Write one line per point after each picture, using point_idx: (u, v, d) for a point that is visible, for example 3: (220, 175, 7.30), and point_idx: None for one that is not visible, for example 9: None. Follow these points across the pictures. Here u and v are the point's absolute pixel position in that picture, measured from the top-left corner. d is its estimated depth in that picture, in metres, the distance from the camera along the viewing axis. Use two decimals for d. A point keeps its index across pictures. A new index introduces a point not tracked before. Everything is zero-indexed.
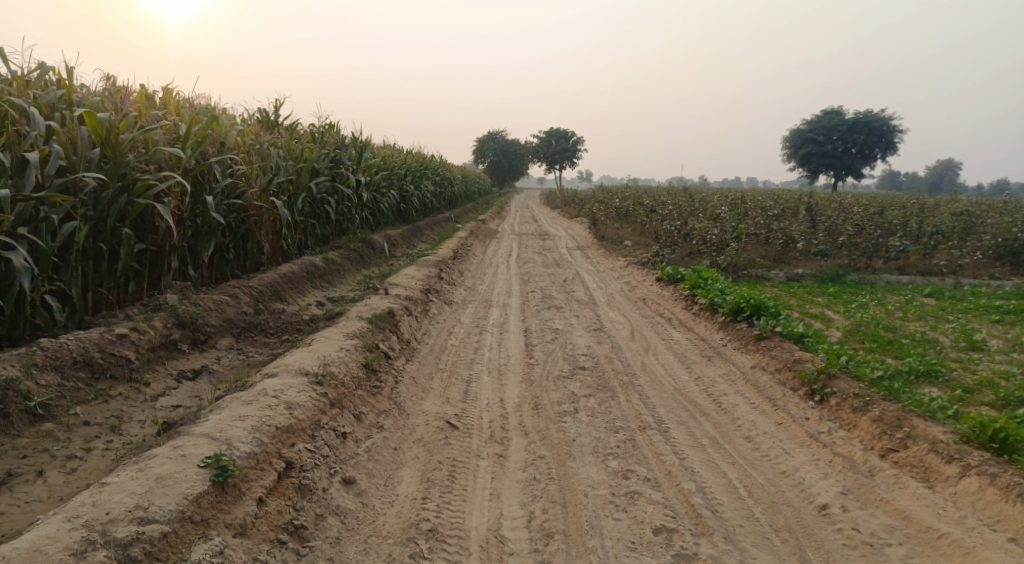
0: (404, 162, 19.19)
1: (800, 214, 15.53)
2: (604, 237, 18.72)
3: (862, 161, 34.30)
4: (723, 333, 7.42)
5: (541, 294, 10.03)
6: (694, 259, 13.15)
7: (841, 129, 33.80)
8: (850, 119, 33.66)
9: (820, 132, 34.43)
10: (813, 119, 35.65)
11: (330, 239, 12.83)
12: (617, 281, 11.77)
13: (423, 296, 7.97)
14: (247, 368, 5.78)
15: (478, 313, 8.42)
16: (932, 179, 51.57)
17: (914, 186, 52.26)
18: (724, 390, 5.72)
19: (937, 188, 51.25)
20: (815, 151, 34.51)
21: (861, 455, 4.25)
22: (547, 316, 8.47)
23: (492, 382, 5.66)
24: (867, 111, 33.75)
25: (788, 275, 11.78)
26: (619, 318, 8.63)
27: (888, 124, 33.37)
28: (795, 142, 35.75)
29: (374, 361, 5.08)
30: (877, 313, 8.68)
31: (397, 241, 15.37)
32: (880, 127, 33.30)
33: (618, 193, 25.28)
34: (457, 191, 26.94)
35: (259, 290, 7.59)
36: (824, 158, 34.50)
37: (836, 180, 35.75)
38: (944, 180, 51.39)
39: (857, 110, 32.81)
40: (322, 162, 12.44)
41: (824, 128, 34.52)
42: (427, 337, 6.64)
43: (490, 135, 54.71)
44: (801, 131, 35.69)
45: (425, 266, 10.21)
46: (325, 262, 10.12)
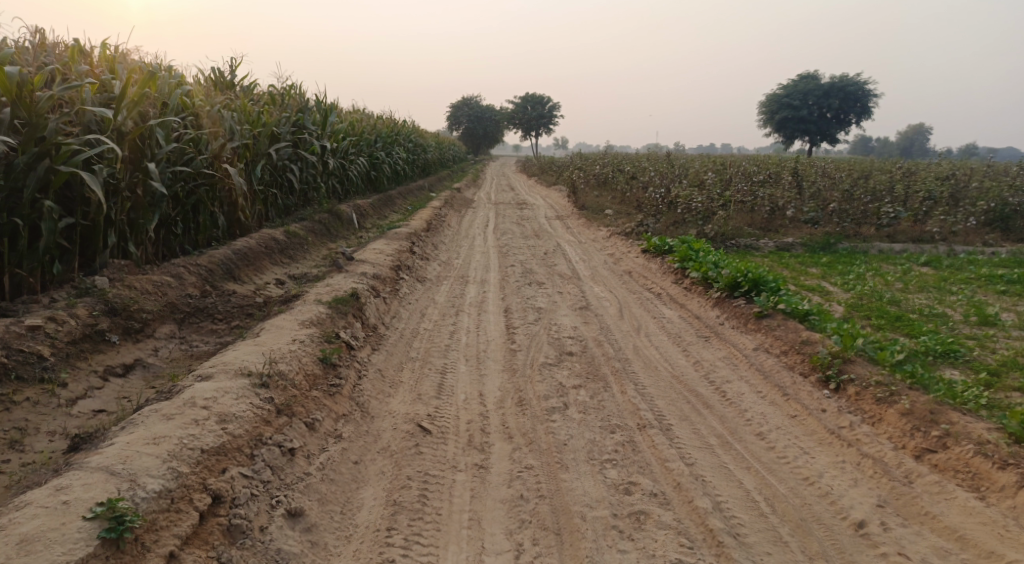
0: (374, 128, 18.17)
1: (787, 180, 14.99)
2: (584, 206, 18.04)
3: (840, 125, 33.91)
4: (720, 310, 6.86)
5: (521, 269, 9.37)
6: (679, 229, 12.57)
7: (818, 94, 33.31)
8: (826, 84, 33.17)
9: (798, 97, 33.87)
10: (791, 84, 35.08)
11: (294, 210, 11.96)
12: (600, 252, 11.15)
13: (392, 274, 7.25)
14: (191, 361, 5.05)
15: (454, 291, 7.74)
16: (904, 144, 51.61)
17: (890, 151, 52.24)
18: (728, 377, 5.16)
19: (908, 153, 51.34)
20: (791, 117, 34.04)
21: (893, 457, 3.74)
22: (528, 293, 7.83)
23: (470, 373, 5.03)
24: (846, 74, 33.22)
25: (778, 245, 11.27)
26: (606, 294, 8.04)
27: (864, 89, 32.96)
28: (773, 106, 35.18)
29: (333, 354, 4.40)
30: (877, 284, 8.19)
31: (366, 212, 14.52)
32: (858, 91, 32.85)
33: (596, 159, 24.51)
34: (431, 157, 25.93)
35: (208, 269, 6.80)
36: (801, 123, 34.07)
37: (812, 146, 35.40)
38: (916, 145, 51.46)
39: (835, 75, 32.28)
40: (281, 127, 11.48)
41: (801, 93, 33.99)
42: (397, 320, 5.96)
43: (464, 101, 53.29)
44: (779, 96, 35.09)
45: (396, 239, 9.46)
46: (286, 235, 9.31)
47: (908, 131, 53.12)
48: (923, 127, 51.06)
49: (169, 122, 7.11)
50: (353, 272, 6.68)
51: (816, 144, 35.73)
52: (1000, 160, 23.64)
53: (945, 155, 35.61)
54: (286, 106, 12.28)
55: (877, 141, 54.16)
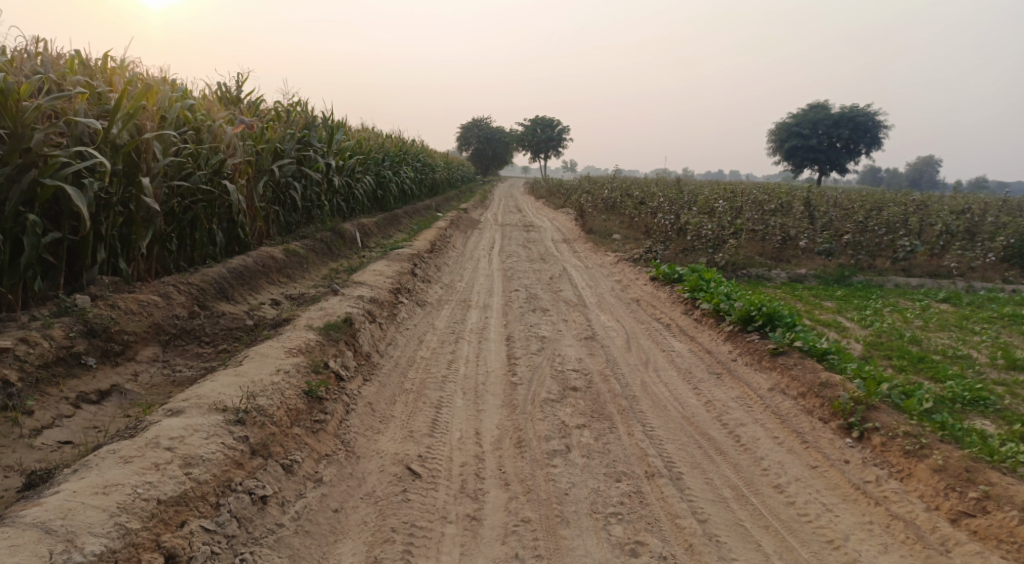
0: (381, 146, 18.05)
1: (800, 209, 14.69)
2: (591, 230, 17.79)
3: (849, 155, 33.72)
4: (732, 345, 6.54)
5: (525, 294, 9.09)
6: (688, 256, 12.30)
7: (827, 124, 33.17)
8: (836, 114, 33.06)
9: (807, 126, 33.75)
10: (800, 113, 34.99)
11: (296, 227, 11.75)
12: (607, 279, 10.87)
13: (391, 297, 6.98)
14: (172, 387, 4.78)
15: (455, 316, 7.47)
16: (913, 176, 51.37)
17: (899, 182, 51.96)
18: (742, 419, 4.84)
19: (917, 184, 51.08)
20: (801, 146, 33.88)
21: (926, 520, 3.43)
22: (532, 320, 7.54)
23: (467, 407, 4.73)
24: (856, 105, 33.12)
25: (790, 276, 10.95)
26: (613, 324, 7.75)
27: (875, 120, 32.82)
28: (782, 134, 35.05)
29: (320, 386, 4.12)
30: (896, 321, 7.87)
31: (371, 231, 14.31)
32: (868, 122, 32.71)
33: (605, 183, 24.32)
34: (438, 177, 25.83)
35: (200, 287, 6.56)
36: (810, 152, 33.90)
37: (821, 175, 35.20)
38: (925, 177, 51.20)
39: (845, 105, 32.17)
40: (286, 144, 11.31)
41: (810, 122, 33.87)
42: (393, 348, 5.68)
43: (474, 123, 53.53)
44: (788, 125, 34.97)
45: (398, 260, 9.22)
46: (285, 254, 9.09)
47: (917, 163, 52.86)
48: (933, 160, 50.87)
49: (167, 134, 6.95)
50: (349, 295, 6.42)
51: (825, 173, 35.53)
52: (1012, 195, 23.35)
53: (956, 188, 35.31)
54: (292, 123, 12.13)
55: (888, 171, 53.93)
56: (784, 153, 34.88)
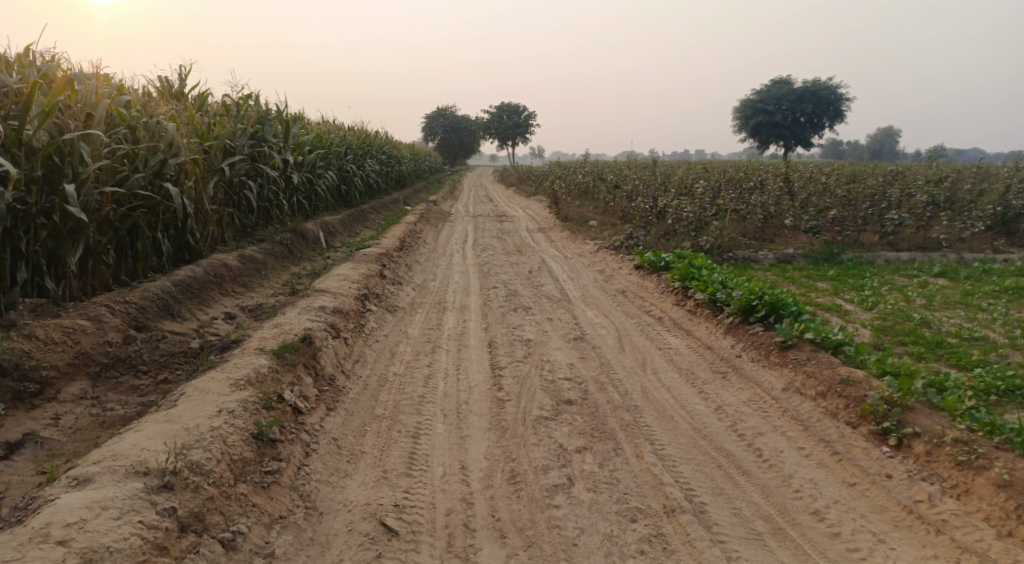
0: (343, 139, 17.15)
1: (779, 186, 14.28)
2: (566, 218, 17.19)
3: (814, 130, 33.68)
4: (734, 339, 6.01)
5: (505, 291, 8.45)
6: (670, 240, 11.78)
7: (790, 99, 32.99)
8: (799, 89, 32.92)
9: (771, 102, 33.59)
10: (765, 89, 34.78)
11: (253, 230, 10.90)
12: (589, 269, 10.30)
13: (358, 306, 6.29)
14: (100, 432, 4.03)
15: (430, 322, 6.82)
16: (873, 148, 51.89)
17: (861, 155, 52.37)
18: (762, 430, 4.30)
19: (878, 157, 51.62)
20: (765, 123, 33.70)
21: (1002, 550, 3.07)
22: (514, 321, 6.91)
23: (450, 434, 4.10)
24: (820, 79, 33.03)
25: (778, 257, 10.51)
26: (601, 320, 7.19)
27: (837, 94, 32.76)
28: (746, 112, 34.83)
29: (272, 426, 3.44)
30: (898, 301, 7.45)
31: (335, 230, 13.50)
32: (832, 96, 32.63)
33: (575, 168, 23.72)
34: (405, 169, 24.94)
35: (141, 306, 5.77)
36: (775, 129, 33.74)
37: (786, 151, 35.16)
38: (885, 149, 51.71)
39: (809, 80, 32.03)
40: (237, 140, 10.44)
41: (774, 98, 33.69)
42: (361, 366, 5.01)
43: (439, 112, 52.49)
44: (753, 101, 34.74)
45: (364, 261, 8.51)
46: (240, 260, 8.32)
47: (879, 135, 53.44)
48: (893, 132, 51.48)
49: (94, 133, 6.07)
50: (310, 306, 5.71)
51: (790, 149, 35.50)
52: (977, 163, 23.42)
53: (920, 158, 35.57)
54: (242, 118, 11.23)
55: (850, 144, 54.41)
56: (750, 131, 34.67)
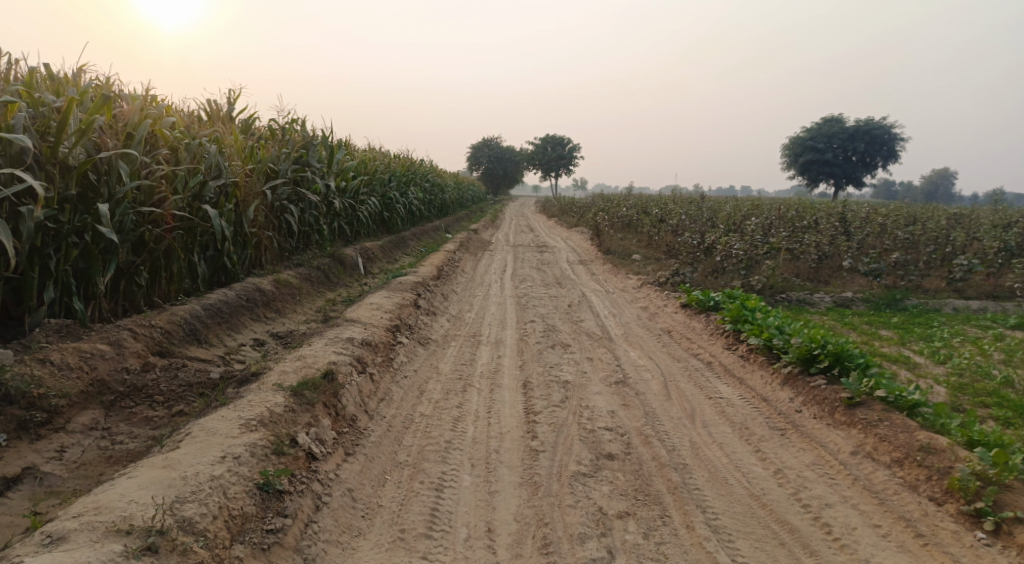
0: (387, 167, 17.22)
1: (834, 225, 13.62)
2: (609, 251, 16.77)
3: (867, 169, 32.61)
4: (792, 390, 5.49)
5: (543, 326, 8.09)
6: (718, 278, 11.23)
7: (842, 137, 32.04)
8: (852, 127, 31.98)
9: (822, 140, 32.70)
10: (815, 126, 33.93)
11: (292, 254, 10.85)
12: (632, 305, 9.85)
13: (390, 338, 6.02)
14: (105, 468, 3.80)
15: (463, 357, 6.48)
16: (928, 189, 50.03)
17: (916, 196, 50.54)
18: (830, 501, 3.79)
19: (933, 197, 49.71)
20: (815, 160, 32.78)
21: None
22: (552, 359, 6.52)
23: (478, 488, 3.73)
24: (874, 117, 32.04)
25: (835, 301, 9.89)
26: (645, 361, 6.74)
27: (892, 133, 31.69)
28: (796, 148, 33.99)
29: (280, 477, 3.19)
30: (974, 355, 6.79)
31: (375, 256, 13.40)
32: (886, 135, 31.58)
33: (619, 201, 23.33)
34: (448, 198, 24.96)
35: (166, 330, 5.63)
36: (825, 166, 32.79)
37: (837, 190, 34.10)
38: (942, 190, 49.78)
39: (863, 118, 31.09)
40: (280, 164, 10.47)
41: (825, 136, 32.80)
42: (386, 405, 4.68)
43: (483, 143, 52.98)
44: (802, 138, 33.91)
45: (400, 289, 8.28)
46: (274, 285, 8.19)
47: (935, 175, 51.56)
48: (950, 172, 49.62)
49: (131, 153, 6.04)
50: (338, 337, 5.45)
51: (842, 187, 34.42)
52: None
53: (980, 200, 34.02)
54: (287, 143, 11.29)
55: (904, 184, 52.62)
56: (800, 168, 33.78)
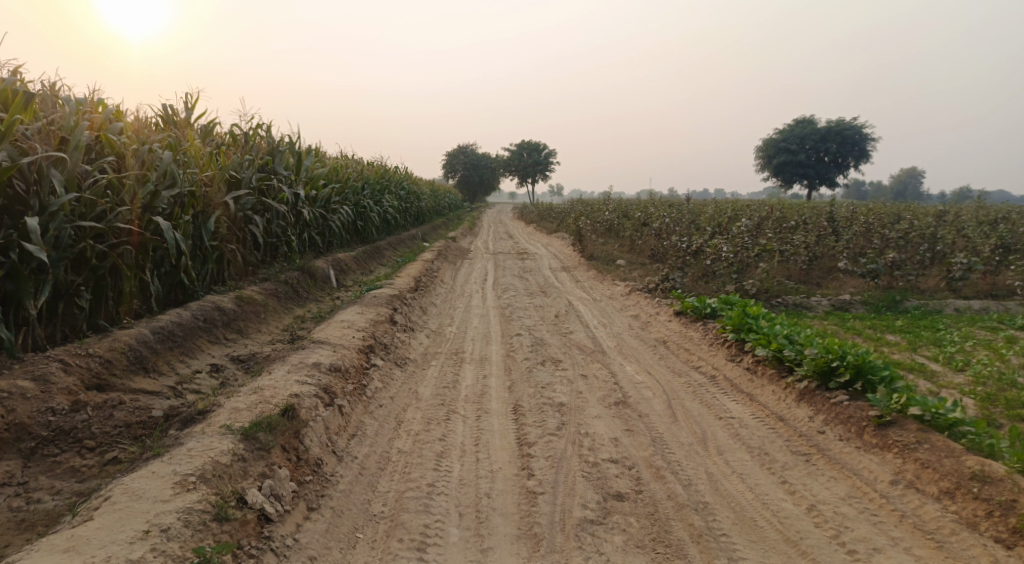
0: (360, 174, 16.55)
1: (822, 226, 13.29)
2: (592, 256, 16.28)
3: (840, 169, 32.73)
4: (811, 408, 4.98)
5: (530, 340, 7.50)
6: (709, 283, 10.77)
7: (814, 138, 32.06)
8: (824, 129, 32.03)
9: (795, 141, 32.73)
10: (788, 128, 33.97)
11: (258, 268, 10.14)
12: (622, 314, 9.32)
13: (363, 361, 5.39)
14: (13, 536, 3.10)
15: (446, 378, 5.88)
16: (897, 189, 50.72)
17: (886, 195, 51.17)
18: (879, 545, 3.31)
19: (902, 197, 50.40)
20: (789, 162, 32.79)
21: None
22: (544, 378, 5.95)
23: (469, 546, 3.13)
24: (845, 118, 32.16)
25: (833, 304, 9.49)
26: (644, 377, 6.20)
27: (863, 134, 31.83)
28: (770, 151, 34.02)
29: (219, 553, 2.58)
30: (993, 360, 6.37)
31: (348, 267, 12.72)
32: (857, 136, 31.69)
33: (598, 205, 22.92)
34: (424, 205, 24.33)
35: (106, 360, 4.95)
36: (799, 168, 32.83)
37: (811, 191, 34.20)
38: (910, 189, 50.47)
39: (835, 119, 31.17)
40: (243, 172, 9.79)
41: (798, 137, 32.80)
42: (359, 442, 4.06)
43: (458, 150, 52.41)
44: (776, 140, 33.92)
45: (375, 304, 7.64)
46: (236, 302, 7.51)
47: (902, 175, 52.21)
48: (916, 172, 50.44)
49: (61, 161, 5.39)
50: (304, 361, 4.81)
51: (816, 188, 34.51)
52: (1017, 204, 22.21)
53: (953, 198, 34.35)
54: (250, 150, 10.60)
55: (874, 185, 53.40)
56: (775, 170, 33.78)
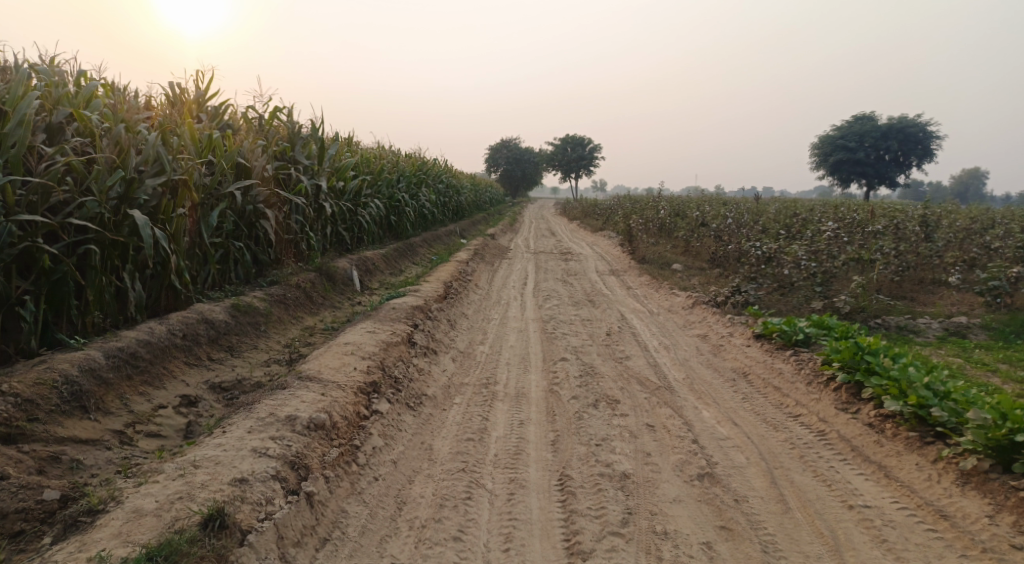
0: (394, 166, 15.43)
1: (914, 229, 11.45)
2: (643, 259, 14.73)
3: (901, 168, 30.17)
4: (986, 501, 3.50)
5: (578, 368, 6.13)
6: (787, 297, 9.17)
7: (875, 135, 29.53)
8: (885, 124, 29.51)
9: (853, 137, 30.26)
10: (846, 123, 31.52)
11: (270, 269, 9.02)
12: (687, 334, 7.84)
13: (362, 407, 4.13)
14: None
15: (471, 424, 4.58)
16: (958, 189, 47.01)
17: (948, 195, 47.82)
18: None
19: (964, 198, 46.89)
20: (847, 159, 30.38)
21: None
22: (598, 429, 4.57)
23: None
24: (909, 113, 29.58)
25: (945, 327, 7.79)
26: (729, 429, 4.76)
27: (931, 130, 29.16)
28: (826, 148, 31.64)
29: None
30: None
31: (375, 267, 11.53)
32: (921, 133, 29.08)
33: (648, 203, 21.26)
34: (463, 199, 23.12)
35: (24, 402, 3.83)
36: (857, 166, 30.42)
37: (870, 190, 31.71)
38: (974, 190, 46.93)
39: (899, 114, 28.66)
40: (255, 160, 8.66)
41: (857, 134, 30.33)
42: (331, 551, 2.89)
43: (500, 144, 51.28)
44: (833, 136, 31.50)
45: (392, 319, 6.38)
46: (231, 313, 6.39)
47: (966, 175, 48.61)
48: (981, 171, 46.94)
49: None
50: (275, 414, 3.58)
51: (877, 188, 32.01)
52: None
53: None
54: (266, 136, 9.48)
55: (933, 185, 50.11)
56: (832, 167, 31.41)
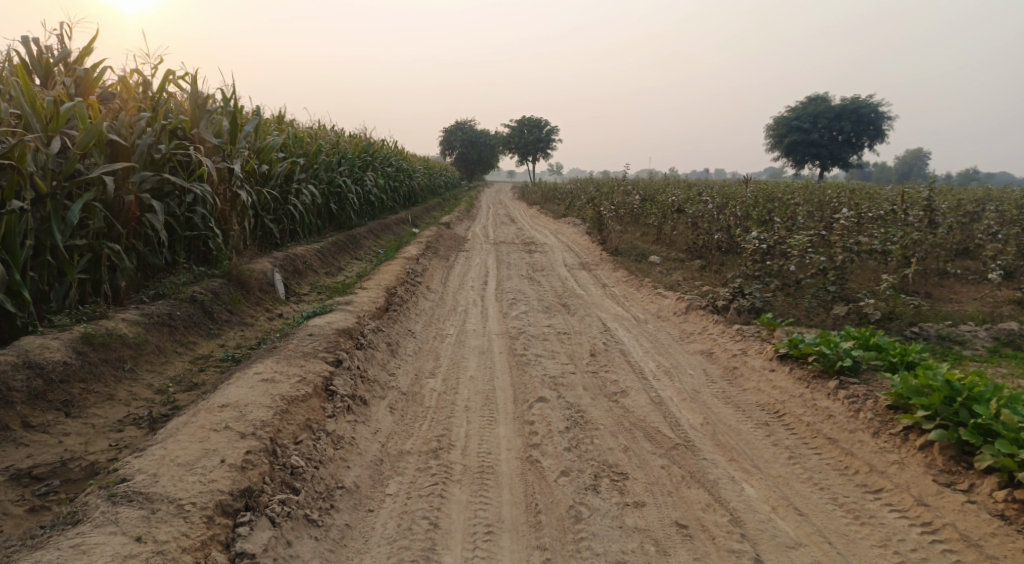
0: (333, 146, 13.45)
1: (919, 214, 10.14)
2: (616, 251, 13.16)
3: (854, 149, 29.43)
4: None
5: (563, 415, 4.51)
6: (795, 299, 7.72)
7: (829, 116, 28.57)
8: (839, 105, 28.68)
9: (808, 118, 29.37)
10: (803, 104, 30.63)
11: (162, 277, 7.11)
12: (690, 351, 6.31)
13: (217, 551, 2.66)
14: None
15: (408, 535, 3.00)
16: (902, 170, 47.20)
17: (894, 177, 48.08)
18: None
19: (907, 178, 47.19)
20: (801, 141, 29.50)
21: None
22: (608, 542, 3.03)
23: None
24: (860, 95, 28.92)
25: (995, 336, 6.46)
26: (796, 524, 3.25)
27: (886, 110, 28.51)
28: (781, 129, 30.74)
29: None
30: None
31: (306, 266, 9.65)
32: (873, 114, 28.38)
33: (611, 187, 19.70)
34: (415, 183, 21.10)
35: None
36: (812, 148, 29.57)
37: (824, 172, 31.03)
38: (917, 171, 47.20)
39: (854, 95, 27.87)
40: (135, 137, 6.59)
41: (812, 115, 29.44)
42: None
43: (453, 126, 49.11)
44: (787, 117, 30.63)
45: (306, 354, 4.63)
46: (81, 348, 4.53)
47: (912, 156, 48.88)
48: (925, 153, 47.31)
49: None
50: None
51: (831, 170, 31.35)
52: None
53: (970, 182, 31.42)
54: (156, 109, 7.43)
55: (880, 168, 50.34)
56: (786, 149, 30.52)
